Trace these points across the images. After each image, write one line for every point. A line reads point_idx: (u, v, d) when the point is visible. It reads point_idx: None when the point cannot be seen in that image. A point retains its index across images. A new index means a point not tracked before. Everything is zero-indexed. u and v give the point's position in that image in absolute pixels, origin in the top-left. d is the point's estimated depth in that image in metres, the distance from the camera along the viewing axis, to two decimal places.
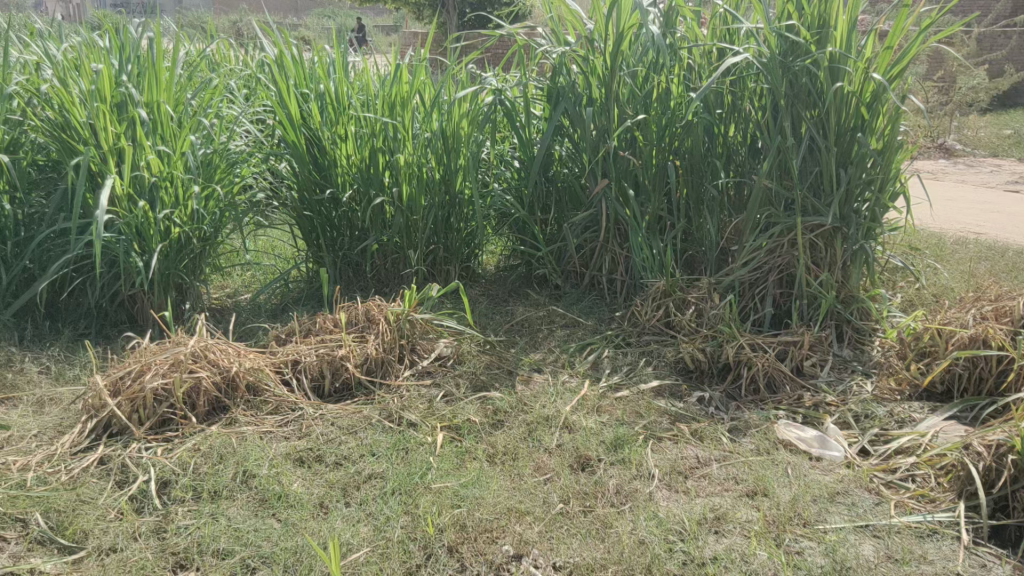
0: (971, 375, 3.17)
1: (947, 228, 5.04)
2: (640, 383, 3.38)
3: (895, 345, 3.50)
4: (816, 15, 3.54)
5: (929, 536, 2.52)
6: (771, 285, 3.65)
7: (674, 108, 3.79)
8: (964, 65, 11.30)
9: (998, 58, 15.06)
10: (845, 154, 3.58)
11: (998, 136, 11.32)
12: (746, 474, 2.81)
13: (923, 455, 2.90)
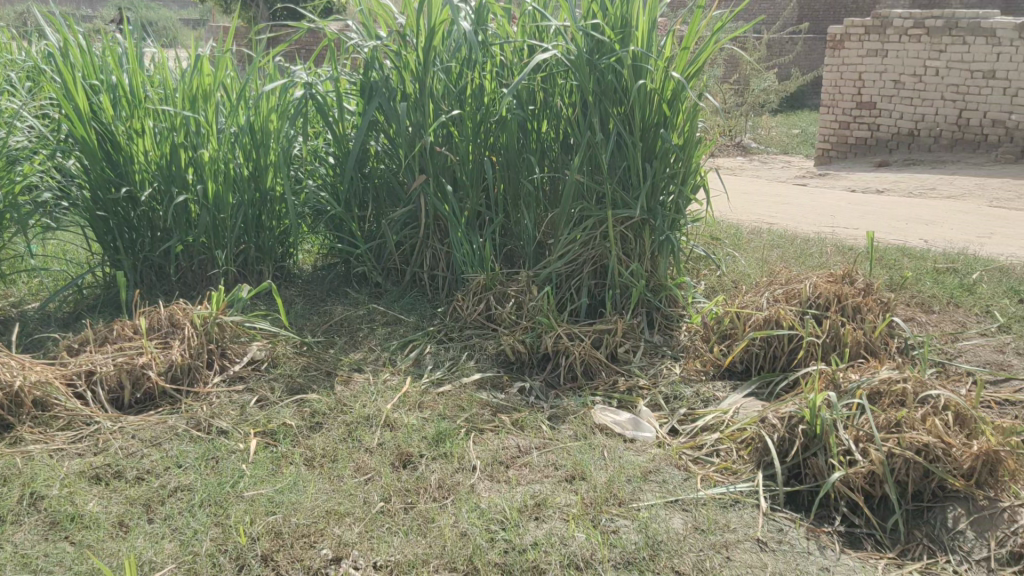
0: (767, 353, 3.41)
1: (743, 219, 5.40)
2: (462, 377, 3.38)
3: (700, 329, 3.70)
4: (618, 16, 3.69)
5: (732, 506, 2.69)
6: (586, 276, 3.76)
7: (488, 104, 3.82)
8: (757, 68, 12.15)
9: (785, 62, 16.35)
10: (650, 149, 3.75)
11: (788, 135, 12.29)
12: (565, 459, 2.88)
13: (725, 430, 3.09)
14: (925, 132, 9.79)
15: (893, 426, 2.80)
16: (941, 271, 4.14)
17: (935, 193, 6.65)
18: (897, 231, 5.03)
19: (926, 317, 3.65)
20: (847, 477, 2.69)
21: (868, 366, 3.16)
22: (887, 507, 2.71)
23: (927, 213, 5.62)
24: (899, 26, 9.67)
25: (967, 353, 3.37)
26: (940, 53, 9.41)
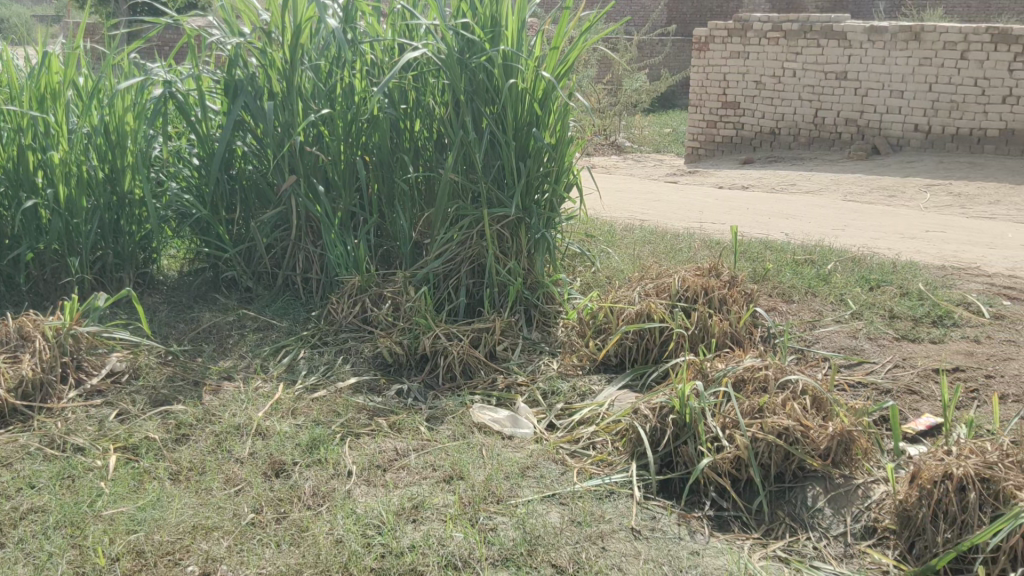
0: (639, 346, 3.50)
1: (616, 216, 5.52)
2: (338, 382, 3.32)
3: (576, 324, 3.75)
4: (488, 16, 3.71)
5: (607, 497, 2.75)
6: (463, 275, 3.74)
7: (358, 102, 3.76)
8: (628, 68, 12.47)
9: (654, 63, 16.82)
10: (523, 148, 3.77)
11: (660, 134, 12.65)
12: (442, 460, 2.86)
13: (601, 423, 3.15)
14: (785, 130, 9.69)
15: (756, 412, 2.93)
16: (800, 263, 4.35)
17: (795, 189, 6.98)
18: (760, 225, 5.26)
19: (786, 307, 3.82)
20: (716, 463, 2.80)
21: (733, 355, 3.28)
22: (753, 490, 2.83)
23: (787, 208, 5.90)
24: (760, 29, 9.53)
25: (824, 339, 3.56)
26: (797, 56, 9.35)
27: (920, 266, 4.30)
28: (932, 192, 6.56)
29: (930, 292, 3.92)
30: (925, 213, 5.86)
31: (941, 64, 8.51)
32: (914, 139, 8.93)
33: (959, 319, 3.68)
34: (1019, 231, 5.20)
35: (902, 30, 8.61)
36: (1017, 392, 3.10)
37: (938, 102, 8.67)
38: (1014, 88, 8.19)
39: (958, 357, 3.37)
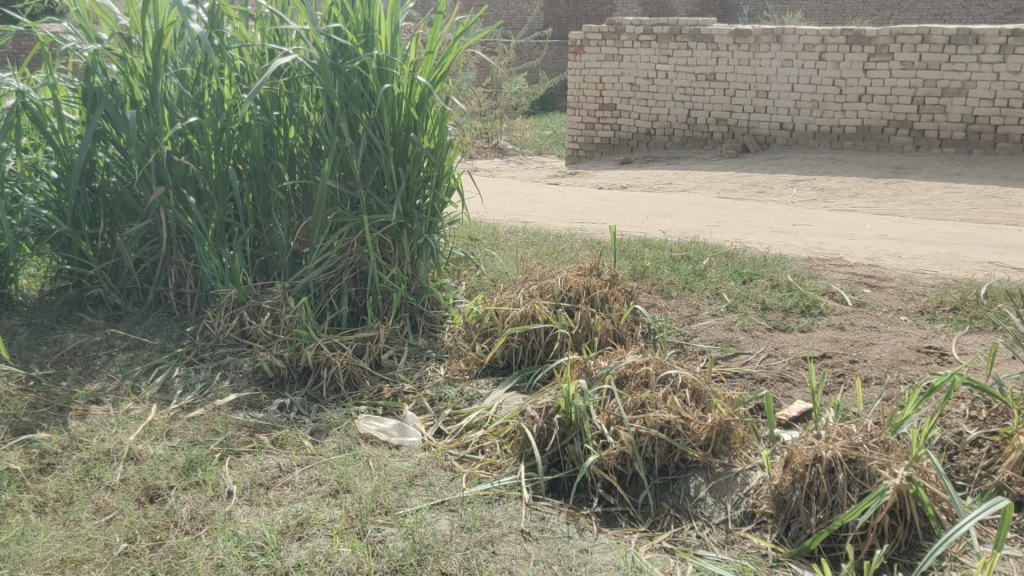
0: (525, 347, 3.52)
1: (498, 219, 5.56)
2: (216, 399, 3.20)
3: (462, 329, 3.74)
4: (360, 20, 3.65)
5: (496, 501, 2.75)
6: (345, 284, 3.67)
7: (228, 110, 3.64)
8: (507, 72, 12.57)
9: (533, 66, 17.01)
10: (401, 153, 3.73)
11: (541, 135, 12.80)
12: (328, 474, 2.80)
13: (489, 427, 3.15)
14: (660, 130, 9.87)
15: (638, 407, 3.00)
16: (677, 259, 4.48)
17: (671, 187, 7.20)
18: (638, 224, 5.39)
19: (666, 303, 3.93)
20: (602, 460, 2.86)
21: (616, 352, 3.34)
22: (638, 484, 2.89)
23: (664, 206, 6.07)
24: (632, 32, 9.68)
25: (702, 333, 3.68)
26: (668, 58, 9.54)
27: (788, 259, 4.50)
28: (798, 187, 6.89)
29: (798, 283, 4.11)
30: (792, 207, 6.14)
31: (802, 64, 8.82)
32: (780, 137, 9.21)
33: (825, 308, 3.86)
34: (876, 222, 5.52)
35: (764, 32, 8.90)
36: (878, 374, 3.28)
37: (800, 101, 8.96)
38: (869, 87, 8.54)
39: (825, 344, 3.55)
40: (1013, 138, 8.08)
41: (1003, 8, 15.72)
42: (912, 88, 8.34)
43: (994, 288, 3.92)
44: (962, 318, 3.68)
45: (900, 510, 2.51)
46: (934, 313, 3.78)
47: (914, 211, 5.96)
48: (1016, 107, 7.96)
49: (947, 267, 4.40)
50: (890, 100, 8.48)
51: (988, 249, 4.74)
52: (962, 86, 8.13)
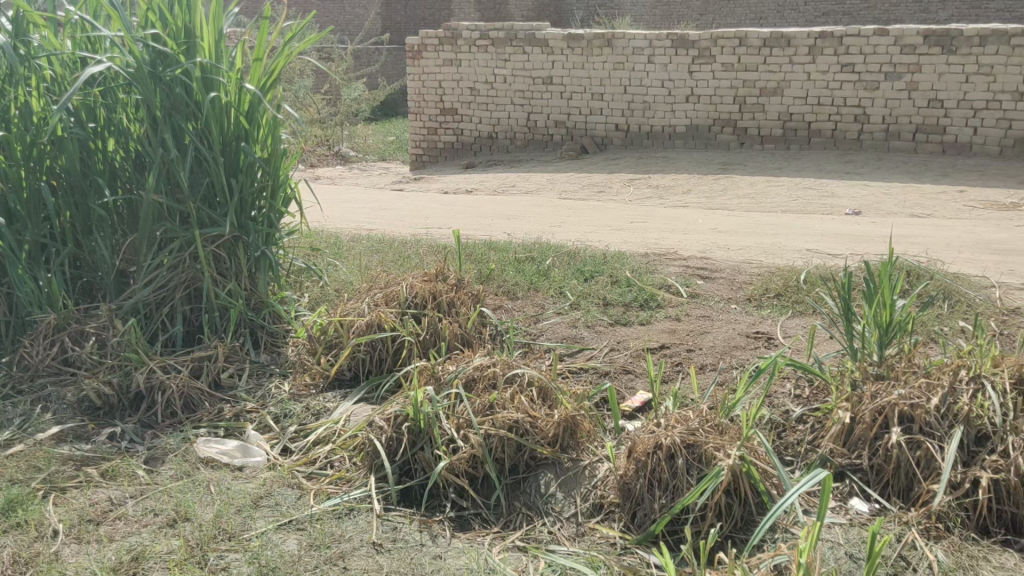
0: (372, 357, 3.48)
1: (341, 227, 5.47)
2: (37, 433, 2.99)
3: (306, 342, 3.65)
4: (180, 26, 3.49)
5: (347, 515, 2.70)
6: (178, 302, 3.51)
7: (37, 123, 3.40)
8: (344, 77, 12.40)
9: (373, 72, 16.84)
10: (232, 163, 3.60)
11: (384, 141, 12.68)
12: (164, 503, 2.65)
13: (337, 440, 3.09)
14: (502, 134, 9.94)
15: (487, 409, 3.02)
16: (521, 260, 4.54)
17: (514, 190, 7.31)
18: (482, 227, 5.44)
19: (511, 304, 3.98)
20: (452, 464, 2.86)
21: (463, 356, 3.35)
22: (489, 485, 2.91)
23: (507, 208, 6.15)
24: (468, 37, 9.70)
25: (548, 331, 3.75)
26: (505, 63, 9.61)
27: (626, 255, 4.66)
28: (635, 185, 7.15)
29: (636, 278, 4.26)
30: (629, 205, 6.36)
31: (632, 67, 9.04)
32: (615, 137, 9.39)
33: (662, 301, 4.02)
34: (707, 217, 5.80)
35: (595, 36, 9.06)
36: (712, 361, 3.45)
37: (633, 103, 9.18)
38: (694, 88, 8.83)
39: (663, 335, 3.69)
40: (825, 133, 8.50)
41: (813, 11, 16.65)
42: (734, 88, 8.68)
43: (812, 273, 4.20)
44: (785, 303, 3.93)
45: (734, 488, 2.65)
46: (761, 300, 4.02)
47: (741, 205, 6.30)
48: (826, 104, 8.39)
49: (771, 256, 4.67)
50: (715, 100, 8.81)
51: (808, 238, 5.07)
52: (778, 85, 8.50)
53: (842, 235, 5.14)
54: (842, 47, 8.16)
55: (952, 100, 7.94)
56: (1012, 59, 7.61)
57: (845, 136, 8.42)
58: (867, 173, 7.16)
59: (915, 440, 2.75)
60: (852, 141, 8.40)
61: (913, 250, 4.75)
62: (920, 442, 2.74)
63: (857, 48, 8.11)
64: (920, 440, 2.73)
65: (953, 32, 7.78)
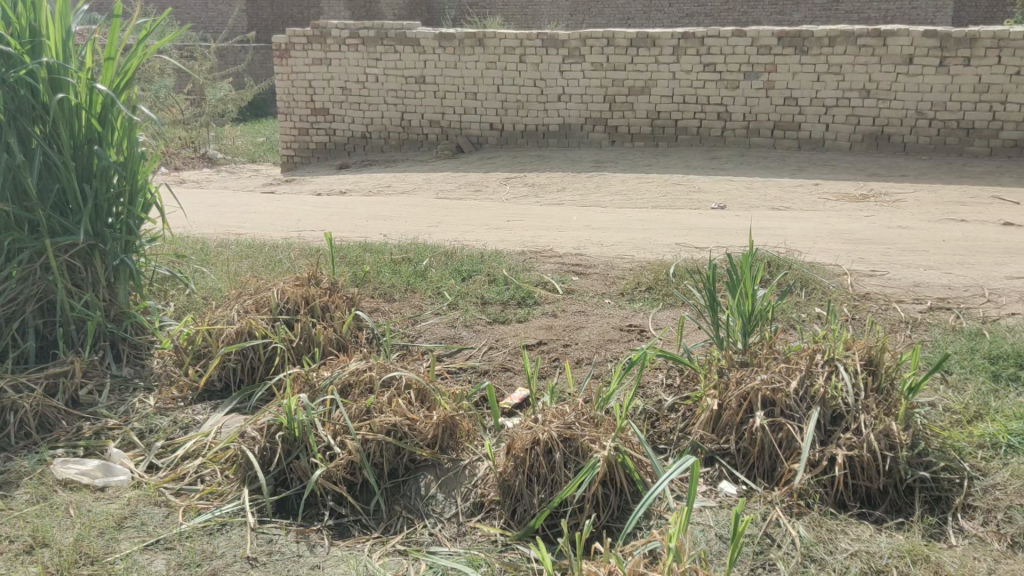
0: (244, 366, 3.37)
1: (208, 233, 5.28)
2: None
3: (172, 353, 3.50)
4: (23, 22, 3.28)
5: (219, 530, 2.62)
6: (30, 315, 3.31)
7: None
8: (208, 77, 11.97)
9: (239, 71, 16.33)
10: (85, 168, 3.42)
11: (253, 143, 12.31)
12: (20, 529, 2.50)
13: (207, 453, 2.98)
14: (376, 134, 9.81)
15: (364, 414, 2.98)
16: (397, 261, 4.50)
17: (389, 190, 7.25)
18: (356, 229, 5.36)
19: (388, 306, 3.94)
20: (329, 472, 2.81)
21: (338, 361, 3.29)
22: (369, 491, 2.87)
23: (382, 209, 6.09)
24: (337, 36, 9.53)
25: (426, 332, 3.73)
26: (376, 62, 9.49)
27: (502, 254, 4.69)
28: (511, 184, 7.22)
29: (513, 276, 4.29)
30: (505, 204, 6.40)
31: (504, 66, 9.07)
32: (490, 137, 9.42)
33: (538, 298, 4.07)
34: (580, 214, 5.92)
35: (466, 36, 9.04)
36: (588, 355, 3.52)
37: (506, 101, 9.23)
38: (566, 87, 8.97)
39: (540, 332, 3.74)
40: (691, 131, 8.76)
41: (677, 12, 17.03)
42: (604, 88, 8.86)
43: (681, 267, 4.34)
44: (655, 296, 4.05)
45: (610, 479, 2.70)
46: (633, 293, 4.13)
47: (613, 202, 6.45)
48: (691, 102, 8.65)
49: (642, 252, 4.80)
50: (585, 99, 8.97)
51: (677, 232, 5.25)
52: (645, 85, 8.73)
53: (708, 229, 5.33)
54: (704, 47, 8.42)
55: (806, 99, 8.31)
56: (858, 58, 8.02)
57: (709, 134, 8.71)
58: (732, 168, 7.47)
59: (778, 423, 2.89)
60: (715, 138, 8.69)
61: (773, 241, 4.98)
62: (782, 425, 2.87)
63: (718, 48, 8.40)
64: (782, 423, 2.87)
65: (805, 33, 8.13)
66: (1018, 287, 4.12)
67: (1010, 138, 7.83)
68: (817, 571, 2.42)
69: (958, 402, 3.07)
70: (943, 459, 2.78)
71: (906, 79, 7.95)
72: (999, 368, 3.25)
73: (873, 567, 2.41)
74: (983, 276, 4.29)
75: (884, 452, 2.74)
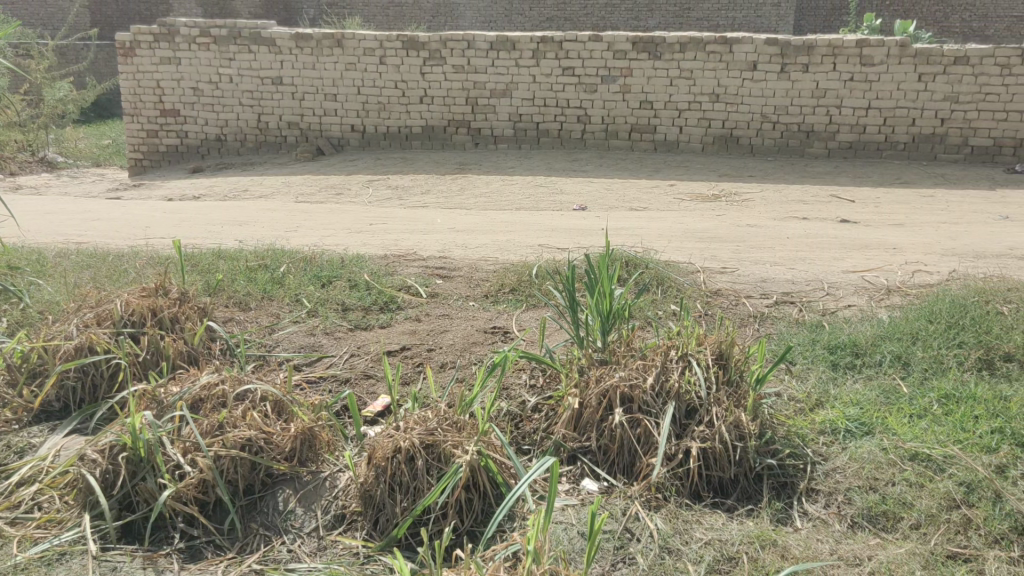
0: (84, 384, 3.18)
1: (46, 242, 4.96)
2: None
3: (3, 372, 3.23)
4: None
5: (58, 561, 2.49)
6: None
7: None
8: (46, 77, 11.24)
9: (81, 70, 15.42)
10: None
11: (98, 146, 11.63)
12: None
13: (44, 478, 2.79)
14: (231, 136, 9.46)
15: (216, 429, 2.85)
16: (253, 268, 4.34)
17: (246, 194, 7.01)
18: (209, 235, 5.15)
19: (243, 315, 3.81)
20: (178, 492, 2.67)
21: (188, 375, 3.14)
22: (222, 509, 2.75)
23: (236, 214, 5.87)
24: (186, 34, 9.12)
25: (284, 341, 3.62)
26: (230, 61, 9.15)
27: (364, 258, 4.61)
28: (373, 187, 7.12)
29: (374, 281, 4.22)
30: (367, 207, 6.32)
31: (364, 68, 8.94)
32: (352, 139, 9.26)
33: (401, 303, 4.02)
34: (443, 216, 5.89)
35: (324, 36, 8.85)
36: (451, 359, 3.50)
37: (367, 103, 9.08)
38: (427, 90, 8.92)
39: (403, 337, 3.69)
40: (552, 133, 8.90)
41: (538, 16, 17.21)
42: (465, 90, 8.87)
43: (543, 267, 4.38)
44: (519, 297, 4.08)
45: (473, 484, 2.68)
46: (497, 295, 4.14)
47: (477, 204, 6.47)
48: (551, 105, 8.79)
49: (504, 254, 4.83)
50: (448, 101, 8.95)
51: (538, 234, 5.30)
52: (506, 87, 8.79)
53: (567, 230, 5.43)
54: (562, 51, 8.56)
55: (660, 103, 8.59)
56: (707, 64, 8.35)
57: (571, 136, 8.87)
58: (592, 170, 7.64)
59: (636, 419, 2.95)
60: (576, 140, 8.86)
61: (630, 241, 5.12)
62: (639, 420, 2.94)
63: (576, 52, 8.54)
64: (640, 419, 2.93)
65: (657, 39, 8.37)
66: (854, 280, 4.39)
67: (847, 140, 8.35)
68: (674, 562, 2.49)
69: (801, 391, 3.23)
70: (789, 446, 2.93)
71: (751, 84, 8.34)
72: (838, 357, 3.45)
73: (724, 555, 2.50)
74: (823, 271, 4.55)
75: (735, 442, 2.85)
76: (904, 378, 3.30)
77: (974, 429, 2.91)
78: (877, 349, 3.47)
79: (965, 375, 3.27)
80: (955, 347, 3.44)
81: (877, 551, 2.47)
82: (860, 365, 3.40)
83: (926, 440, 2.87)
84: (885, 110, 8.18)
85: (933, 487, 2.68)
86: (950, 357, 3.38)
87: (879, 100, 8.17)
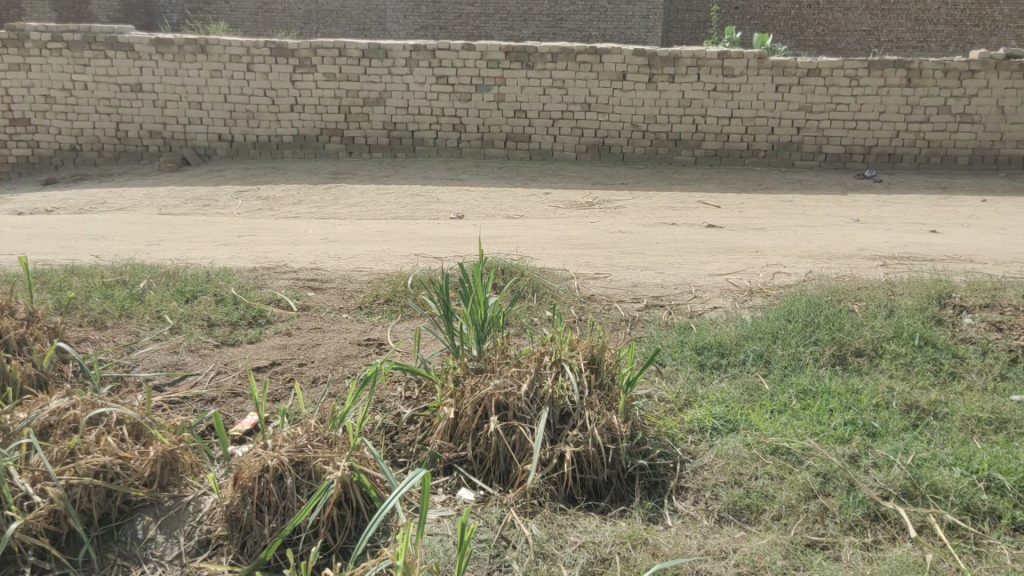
0: None
1: None
2: None
3: None
4: None
5: None
6: None
7: None
8: None
9: None
10: None
11: None
12: None
13: None
14: (88, 146, 8.99)
15: (67, 456, 2.68)
16: (109, 285, 4.12)
17: (104, 207, 6.67)
18: (60, 250, 4.87)
19: (98, 335, 3.61)
20: (27, 525, 2.49)
21: (36, 401, 2.94)
22: (77, 540, 2.59)
23: (93, 227, 5.58)
24: (37, 39, 8.61)
25: (144, 361, 3.44)
26: (84, 67, 8.70)
27: (230, 271, 4.46)
28: (242, 197, 6.90)
29: (242, 295, 4.08)
30: (235, 218, 6.12)
31: (230, 75, 8.67)
32: (219, 148, 8.97)
33: (271, 317, 3.90)
34: (316, 227, 5.77)
35: (187, 42, 8.53)
36: (323, 373, 3.41)
37: (235, 112, 8.82)
38: (298, 98, 8.73)
39: (272, 352, 3.57)
40: (428, 142, 8.87)
41: (412, 24, 17.20)
42: (337, 98, 8.73)
43: (418, 276, 4.34)
44: (393, 308, 4.03)
45: (345, 499, 2.62)
46: (371, 306, 4.08)
47: (351, 213, 6.37)
48: (426, 114, 8.75)
49: (379, 264, 4.77)
50: (319, 110, 8.78)
51: (412, 243, 5.26)
52: (380, 95, 8.70)
53: (441, 238, 5.41)
54: (435, 59, 8.53)
55: (534, 111, 8.69)
56: (579, 73, 8.50)
57: (447, 145, 8.87)
58: (468, 178, 7.65)
59: (511, 426, 2.95)
60: (452, 149, 8.88)
61: (504, 249, 5.15)
62: (514, 427, 2.94)
63: (450, 61, 8.53)
64: (514, 425, 2.93)
65: (529, 49, 8.46)
66: (717, 282, 4.56)
67: (712, 148, 8.68)
68: (547, 566, 2.50)
69: (671, 392, 3.32)
70: (659, 446, 3.00)
71: (621, 93, 8.55)
72: (704, 357, 3.56)
73: (598, 556, 2.52)
74: (690, 274, 4.70)
75: (607, 444, 2.90)
76: (765, 375, 3.44)
77: (829, 421, 3.07)
78: (740, 349, 3.60)
79: (821, 371, 3.44)
80: (812, 345, 3.61)
81: (741, 544, 2.55)
82: (726, 364, 3.52)
83: (786, 435, 2.99)
84: (746, 119, 8.55)
85: (792, 479, 2.79)
86: (806, 354, 3.54)
87: (741, 109, 8.52)
